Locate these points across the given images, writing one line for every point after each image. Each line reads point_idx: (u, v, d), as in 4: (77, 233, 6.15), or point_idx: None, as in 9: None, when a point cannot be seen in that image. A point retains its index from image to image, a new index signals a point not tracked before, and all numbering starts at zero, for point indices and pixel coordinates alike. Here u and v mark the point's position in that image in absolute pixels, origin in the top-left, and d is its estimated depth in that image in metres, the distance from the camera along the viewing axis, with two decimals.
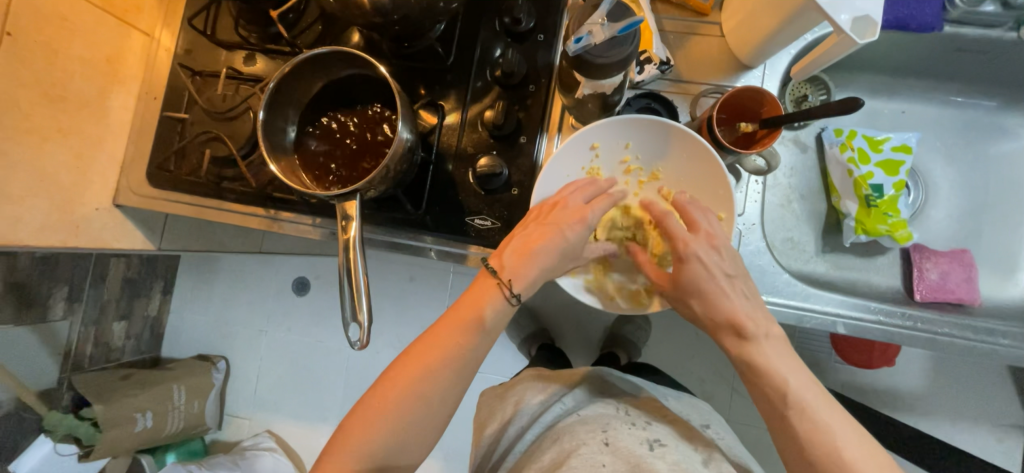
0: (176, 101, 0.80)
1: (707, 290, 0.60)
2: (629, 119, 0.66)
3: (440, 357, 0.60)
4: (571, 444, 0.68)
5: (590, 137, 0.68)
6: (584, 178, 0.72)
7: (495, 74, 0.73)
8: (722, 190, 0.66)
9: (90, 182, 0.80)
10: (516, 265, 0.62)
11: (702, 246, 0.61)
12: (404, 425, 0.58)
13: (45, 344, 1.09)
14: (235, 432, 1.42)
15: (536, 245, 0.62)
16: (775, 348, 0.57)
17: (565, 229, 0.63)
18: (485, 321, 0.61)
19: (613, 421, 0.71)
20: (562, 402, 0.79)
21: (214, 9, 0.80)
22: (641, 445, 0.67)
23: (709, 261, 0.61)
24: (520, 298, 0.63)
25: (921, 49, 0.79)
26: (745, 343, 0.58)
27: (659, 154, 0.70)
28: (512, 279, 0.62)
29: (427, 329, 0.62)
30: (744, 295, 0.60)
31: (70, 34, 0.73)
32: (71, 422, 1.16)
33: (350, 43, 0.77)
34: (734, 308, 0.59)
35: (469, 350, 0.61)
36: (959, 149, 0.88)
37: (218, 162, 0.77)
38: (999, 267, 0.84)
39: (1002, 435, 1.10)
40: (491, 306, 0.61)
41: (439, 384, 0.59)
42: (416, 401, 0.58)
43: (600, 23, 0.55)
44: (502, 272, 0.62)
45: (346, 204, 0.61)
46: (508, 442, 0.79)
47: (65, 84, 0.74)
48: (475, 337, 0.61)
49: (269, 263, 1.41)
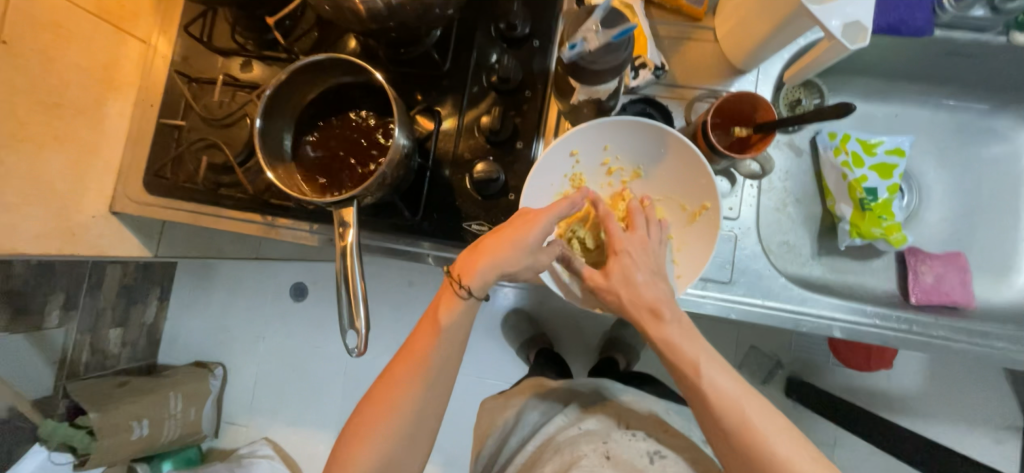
0: (173, 108, 0.81)
1: (631, 282, 0.62)
2: (609, 123, 0.66)
3: (410, 365, 0.60)
4: (572, 455, 0.68)
5: (568, 145, 0.68)
6: (567, 185, 0.73)
7: (491, 80, 0.74)
8: (704, 180, 0.67)
9: (86, 189, 0.80)
10: (471, 264, 0.59)
11: (632, 245, 0.64)
12: (391, 436, 0.60)
13: (40, 352, 1.09)
14: (232, 439, 1.42)
15: (487, 241, 0.60)
16: (685, 335, 0.61)
17: (520, 226, 0.59)
18: (441, 323, 0.60)
19: (613, 432, 0.72)
20: (564, 413, 0.79)
21: (211, 16, 0.81)
22: (642, 457, 0.68)
23: (635, 257, 0.63)
24: (472, 296, 0.60)
25: (913, 54, 0.80)
26: (660, 326, 0.61)
27: (640, 154, 0.71)
28: (463, 275, 0.60)
29: (400, 345, 0.63)
30: (661, 288, 0.62)
31: (67, 42, 0.73)
32: (66, 431, 1.14)
33: (346, 50, 0.77)
34: (657, 293, 0.62)
35: (432, 353, 0.60)
36: (952, 153, 0.88)
37: (214, 168, 0.77)
38: (994, 269, 0.84)
39: (1000, 437, 1.10)
40: (450, 312, 0.60)
41: (413, 390, 0.60)
42: (395, 411, 0.59)
43: (594, 30, 0.55)
44: (456, 271, 0.60)
45: (343, 211, 0.61)
46: (510, 453, 0.80)
47: (62, 92, 0.74)
48: (435, 340, 0.60)
49: (266, 269, 1.41)
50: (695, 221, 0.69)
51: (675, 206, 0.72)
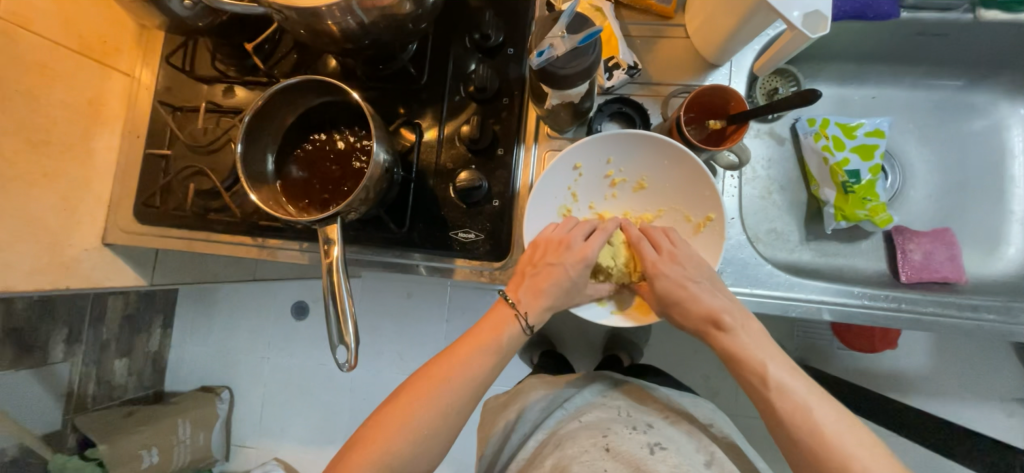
0: (159, 138, 0.82)
1: (679, 299, 0.64)
2: (607, 135, 0.67)
3: (459, 373, 0.61)
4: (573, 450, 0.68)
5: (570, 158, 0.69)
6: (570, 199, 0.74)
7: (469, 89, 0.75)
8: (708, 192, 0.67)
9: (77, 222, 0.81)
10: (531, 300, 0.66)
11: (668, 265, 0.66)
12: (425, 436, 0.59)
13: (46, 387, 1.09)
14: (243, 462, 1.41)
15: (545, 284, 0.65)
16: (754, 338, 0.61)
17: (572, 267, 0.66)
18: (503, 347, 0.64)
19: (613, 425, 0.72)
20: (563, 407, 0.78)
21: (191, 46, 0.82)
22: (643, 448, 0.68)
23: (677, 274, 0.65)
24: (534, 328, 0.66)
25: (884, 35, 0.81)
26: (726, 337, 0.62)
27: (641, 164, 0.71)
28: (527, 312, 0.66)
29: (445, 348, 0.64)
30: (717, 294, 0.64)
31: (51, 80, 0.75)
32: (76, 464, 1.13)
33: (326, 69, 0.79)
34: (709, 306, 0.63)
35: (478, 362, 0.62)
36: (933, 130, 0.89)
37: (203, 194, 0.79)
38: (981, 243, 0.85)
39: (1011, 411, 1.10)
40: (511, 337, 0.65)
41: (457, 398, 0.60)
42: (431, 409, 0.59)
43: (560, 36, 0.56)
44: (518, 304, 0.66)
45: (328, 228, 0.62)
46: (511, 452, 0.78)
47: (48, 129, 0.75)
48: (493, 359, 0.63)
49: (267, 290, 1.42)
50: (701, 232, 0.70)
51: (679, 218, 0.72)
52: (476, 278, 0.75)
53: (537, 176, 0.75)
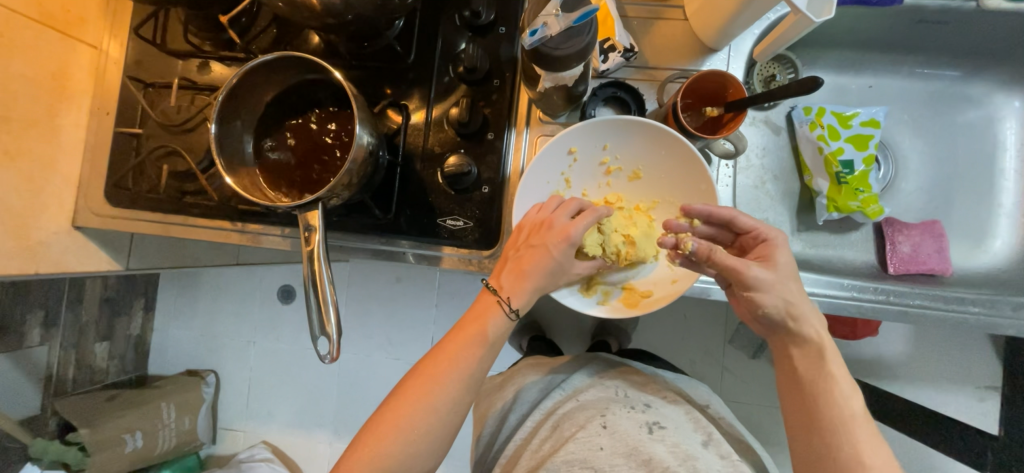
0: (130, 116, 0.78)
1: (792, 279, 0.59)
2: (604, 120, 0.64)
3: (447, 370, 0.59)
4: (570, 430, 0.68)
5: (567, 141, 0.67)
6: (563, 184, 0.72)
7: (459, 70, 0.72)
8: (703, 185, 0.66)
9: (44, 204, 0.77)
10: (513, 284, 0.63)
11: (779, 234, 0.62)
12: (415, 439, 0.57)
13: (24, 371, 1.07)
14: (230, 445, 1.40)
15: (527, 265, 0.62)
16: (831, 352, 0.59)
17: (553, 248, 0.62)
18: (488, 336, 0.61)
19: (611, 405, 0.71)
20: (560, 387, 0.78)
21: (162, 16, 0.77)
22: (642, 428, 0.68)
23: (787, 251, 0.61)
24: (519, 313, 0.63)
25: (883, 23, 0.79)
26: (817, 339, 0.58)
27: (638, 153, 0.69)
28: (510, 296, 0.63)
29: (431, 347, 0.62)
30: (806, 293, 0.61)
31: (9, 51, 0.69)
32: (57, 449, 1.13)
33: (308, 46, 0.75)
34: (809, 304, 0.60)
35: (466, 356, 0.60)
36: (927, 120, 0.88)
37: (177, 176, 0.75)
38: (968, 235, 0.85)
39: (984, 396, 1.13)
40: (494, 324, 0.62)
41: (448, 395, 0.59)
42: (424, 410, 0.58)
43: (554, 14, 0.54)
44: (500, 290, 0.63)
45: (308, 214, 0.59)
46: (509, 432, 0.78)
47: (7, 105, 0.70)
48: (480, 351, 0.61)
49: (252, 273, 1.38)
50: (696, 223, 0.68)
51: (673, 210, 0.71)
52: (464, 266, 0.73)
53: (527, 160, 0.73)
